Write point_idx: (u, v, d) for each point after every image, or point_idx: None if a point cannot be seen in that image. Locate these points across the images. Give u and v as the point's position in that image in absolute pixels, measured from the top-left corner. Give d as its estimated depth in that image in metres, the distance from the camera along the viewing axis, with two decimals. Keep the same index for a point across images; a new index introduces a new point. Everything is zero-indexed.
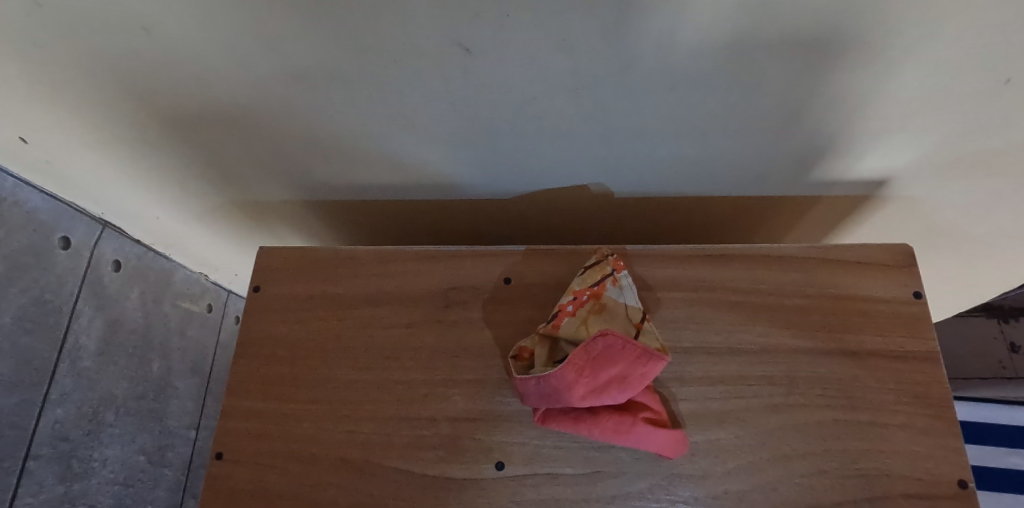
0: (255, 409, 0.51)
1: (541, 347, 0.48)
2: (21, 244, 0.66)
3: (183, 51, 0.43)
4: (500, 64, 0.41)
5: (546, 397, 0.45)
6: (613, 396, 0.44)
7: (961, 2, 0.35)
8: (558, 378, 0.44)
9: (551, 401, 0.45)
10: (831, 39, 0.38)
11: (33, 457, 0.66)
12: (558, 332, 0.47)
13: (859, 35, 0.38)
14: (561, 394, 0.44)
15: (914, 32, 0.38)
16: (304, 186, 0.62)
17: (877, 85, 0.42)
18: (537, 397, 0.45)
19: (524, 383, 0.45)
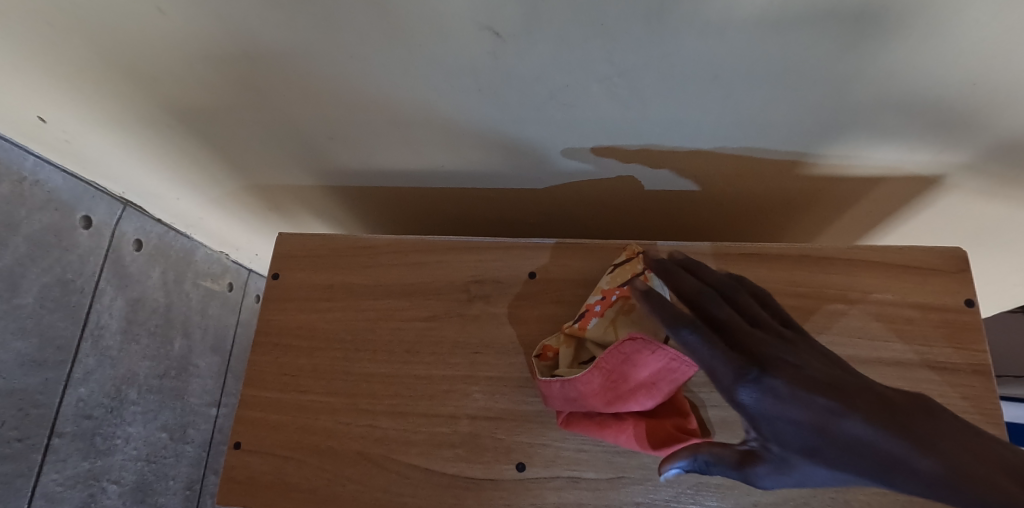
0: (273, 400, 0.50)
1: (566, 348, 0.46)
2: (43, 223, 0.64)
3: (202, 29, 0.40)
4: (533, 49, 0.39)
5: (572, 399, 0.43)
6: (642, 402, 0.42)
7: None
8: (585, 379, 0.42)
9: (576, 404, 0.43)
10: (911, 26, 0.34)
11: (58, 434, 0.64)
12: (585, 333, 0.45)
13: (943, 22, 0.33)
14: (588, 397, 0.42)
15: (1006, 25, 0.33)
16: (324, 170, 0.61)
17: (947, 82, 0.39)
18: (561, 399, 0.44)
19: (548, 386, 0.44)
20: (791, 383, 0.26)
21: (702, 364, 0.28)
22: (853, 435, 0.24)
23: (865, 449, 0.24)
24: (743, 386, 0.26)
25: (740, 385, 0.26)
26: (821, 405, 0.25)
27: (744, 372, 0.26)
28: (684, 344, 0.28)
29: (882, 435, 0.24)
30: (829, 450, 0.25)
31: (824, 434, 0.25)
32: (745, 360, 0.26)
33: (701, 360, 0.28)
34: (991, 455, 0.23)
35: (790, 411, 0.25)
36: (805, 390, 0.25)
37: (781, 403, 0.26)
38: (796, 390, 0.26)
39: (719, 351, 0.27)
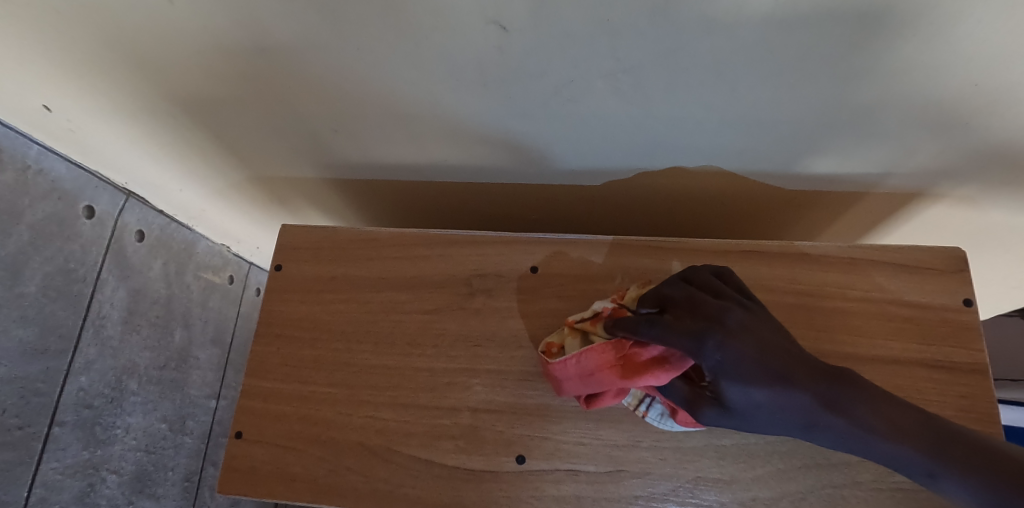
0: (274, 390, 0.51)
1: (571, 338, 0.45)
2: (46, 212, 0.64)
3: (209, 19, 0.40)
4: (539, 43, 0.39)
5: (583, 376, 0.42)
6: (659, 375, 0.38)
7: None
8: (593, 351, 0.41)
9: (589, 381, 0.42)
10: (916, 26, 0.34)
11: (58, 423, 0.64)
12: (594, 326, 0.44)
13: (949, 21, 0.34)
14: (597, 370, 0.41)
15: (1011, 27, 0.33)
16: (328, 163, 0.61)
17: (949, 84, 0.39)
18: (573, 377, 0.42)
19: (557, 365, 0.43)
20: (742, 353, 0.34)
21: (669, 338, 0.36)
22: (793, 398, 0.33)
23: (798, 408, 0.33)
24: (703, 355, 0.34)
25: (703, 348, 0.34)
26: (772, 375, 0.33)
27: (701, 342, 0.34)
28: (655, 325, 0.37)
29: (812, 396, 0.33)
30: (773, 407, 0.34)
31: (773, 397, 0.33)
32: (704, 329, 0.35)
33: (670, 336, 0.36)
34: (912, 425, 0.32)
35: (746, 372, 0.34)
36: (755, 357, 0.34)
37: (741, 364, 0.34)
38: (751, 354, 0.34)
39: (678, 329, 0.35)
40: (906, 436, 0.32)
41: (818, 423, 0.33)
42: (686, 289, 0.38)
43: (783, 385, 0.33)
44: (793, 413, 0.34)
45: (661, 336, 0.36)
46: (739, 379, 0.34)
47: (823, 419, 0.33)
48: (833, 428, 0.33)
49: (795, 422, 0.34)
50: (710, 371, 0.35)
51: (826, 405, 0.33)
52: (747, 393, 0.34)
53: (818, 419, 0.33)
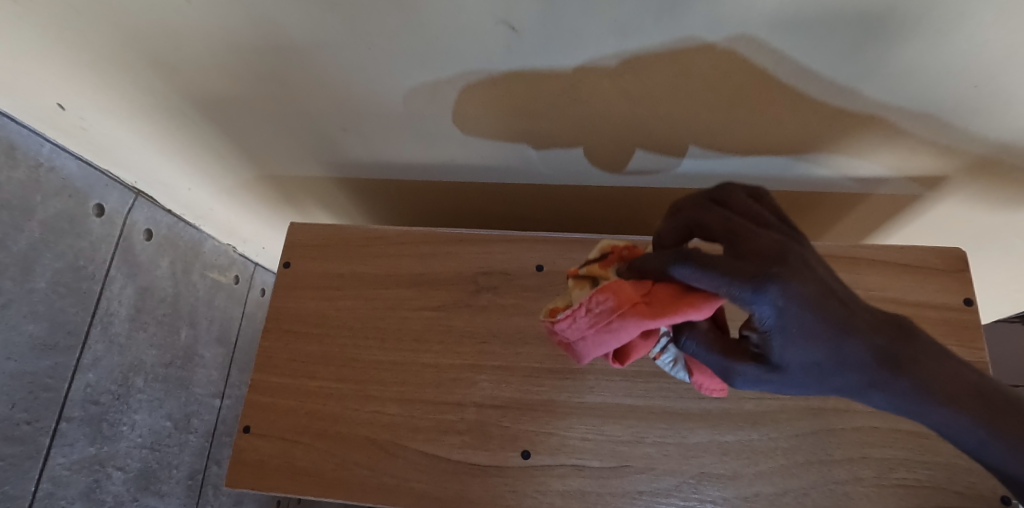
0: (282, 385, 0.51)
1: (580, 289, 0.39)
2: (57, 209, 0.65)
3: (225, 19, 0.41)
4: (547, 44, 0.40)
5: (603, 326, 0.33)
6: (699, 306, 0.28)
7: None
8: (612, 291, 0.32)
9: (610, 331, 0.33)
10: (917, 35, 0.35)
11: (66, 418, 0.65)
12: (608, 271, 0.38)
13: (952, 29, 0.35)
14: (617, 315, 0.32)
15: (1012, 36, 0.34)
16: (336, 162, 0.62)
17: (946, 90, 0.40)
18: (589, 331, 0.34)
19: (570, 319, 0.34)
20: (807, 301, 0.24)
21: (716, 280, 0.25)
22: (855, 355, 0.25)
23: (859, 366, 0.25)
24: (757, 303, 0.24)
25: (760, 299, 0.24)
26: (841, 329, 0.24)
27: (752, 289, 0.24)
28: (695, 264, 0.26)
29: (873, 353, 0.25)
30: (834, 371, 0.25)
31: (837, 357, 0.25)
32: (761, 270, 0.24)
33: (718, 278, 0.25)
34: (961, 377, 0.25)
35: (812, 323, 0.24)
36: (821, 304, 0.24)
37: (802, 316, 0.24)
38: (814, 301, 0.24)
39: (736, 271, 0.24)
40: (956, 394, 0.25)
41: (877, 387, 0.25)
42: (721, 215, 0.29)
43: (844, 341, 0.25)
44: (856, 377, 0.25)
45: (708, 278, 0.25)
46: (802, 335, 0.24)
47: (884, 380, 0.25)
48: (893, 391, 0.25)
49: (850, 387, 0.26)
50: (763, 328, 0.25)
51: (887, 364, 0.25)
52: (806, 353, 0.25)
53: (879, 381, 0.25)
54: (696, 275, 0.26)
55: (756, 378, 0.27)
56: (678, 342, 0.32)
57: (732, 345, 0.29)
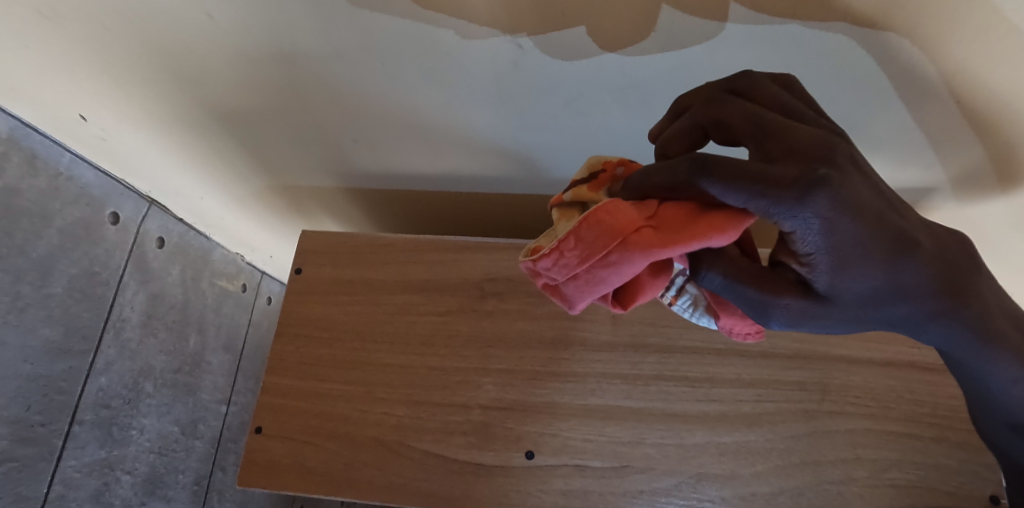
0: (293, 387, 0.53)
1: (567, 220, 0.34)
2: (74, 216, 0.66)
3: (247, 37, 0.43)
4: (551, 60, 0.42)
5: (597, 260, 0.28)
6: (723, 227, 0.25)
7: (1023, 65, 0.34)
8: (608, 214, 0.28)
9: (607, 266, 0.28)
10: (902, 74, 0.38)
11: (77, 421, 0.66)
12: (599, 194, 0.34)
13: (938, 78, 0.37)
14: (615, 245, 0.27)
15: (995, 93, 0.36)
16: (346, 172, 0.64)
17: (928, 123, 0.42)
18: (579, 267, 0.29)
19: (556, 252, 0.29)
20: (854, 212, 0.21)
21: (746, 196, 0.22)
22: (908, 277, 0.24)
23: (912, 290, 0.24)
24: (797, 219, 0.22)
25: (806, 210, 0.21)
26: (892, 247, 0.23)
27: (797, 199, 0.21)
28: (719, 178, 0.22)
29: (926, 273, 0.24)
30: (888, 296, 0.24)
31: (892, 277, 0.23)
32: (809, 177, 0.21)
33: (751, 193, 0.22)
34: (997, 304, 0.26)
35: (861, 241, 0.22)
36: (869, 217, 0.22)
37: (852, 228, 0.22)
38: (862, 210, 0.22)
39: (772, 182, 0.21)
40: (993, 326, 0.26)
41: (927, 309, 0.25)
42: (743, 109, 0.25)
43: (901, 260, 0.23)
44: (909, 301, 0.24)
45: (736, 193, 0.22)
46: (851, 255, 0.22)
47: (937, 305, 0.24)
48: (943, 317, 0.25)
49: (903, 313, 0.24)
50: (809, 244, 0.22)
51: (940, 287, 0.24)
52: (861, 278, 0.23)
53: (931, 306, 0.24)
54: (721, 191, 0.23)
55: (801, 315, 0.24)
56: (696, 276, 0.27)
57: (767, 280, 0.25)
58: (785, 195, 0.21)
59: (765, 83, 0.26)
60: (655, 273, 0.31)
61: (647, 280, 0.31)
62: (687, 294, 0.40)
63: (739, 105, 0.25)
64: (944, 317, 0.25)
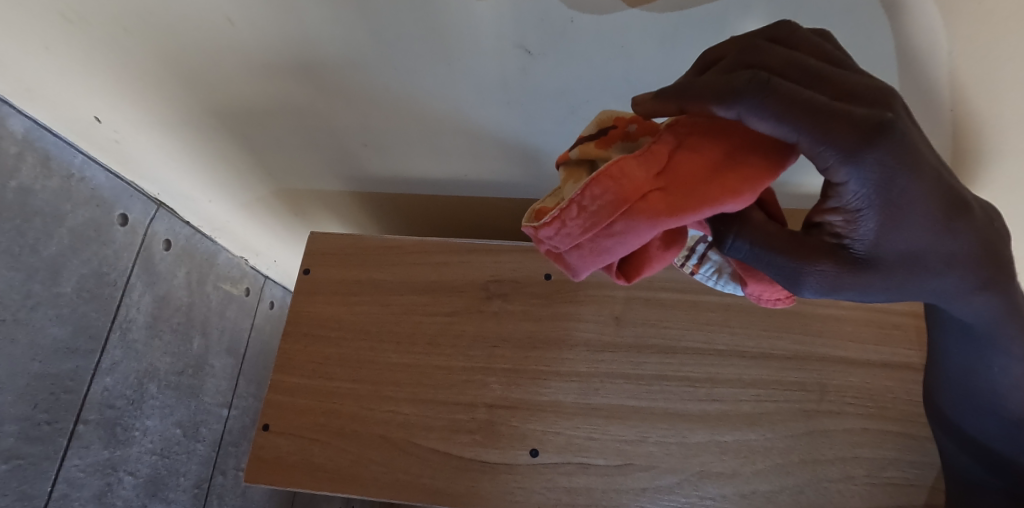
0: (301, 385, 0.53)
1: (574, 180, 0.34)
2: (85, 217, 0.67)
3: (264, 42, 0.45)
4: (559, 66, 0.44)
5: (602, 229, 0.29)
6: (735, 192, 0.27)
7: (1001, 55, 0.37)
8: (613, 181, 0.28)
9: (612, 236, 0.29)
10: (912, 79, 0.40)
11: (82, 421, 0.67)
12: (607, 150, 0.33)
13: (940, 77, 0.40)
14: (620, 213, 0.28)
15: (973, 82, 0.40)
16: (354, 176, 0.65)
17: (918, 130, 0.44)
18: (584, 236, 0.30)
19: (560, 223, 0.30)
20: (903, 166, 0.23)
21: (805, 135, 0.22)
22: (942, 237, 0.26)
23: (943, 249, 0.27)
24: (853, 167, 0.23)
25: (862, 163, 0.23)
26: (931, 207, 0.25)
27: (855, 153, 0.22)
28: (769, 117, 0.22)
29: (957, 234, 0.27)
30: (922, 254, 0.27)
31: (927, 237, 0.26)
32: (870, 130, 0.22)
33: (812, 132, 0.22)
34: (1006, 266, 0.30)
35: (908, 195, 0.24)
36: (917, 172, 0.24)
37: (900, 185, 0.24)
38: (912, 167, 0.24)
39: (833, 124, 0.22)
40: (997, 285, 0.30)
41: (951, 269, 0.28)
42: (789, 55, 0.24)
43: (938, 222, 0.26)
44: (941, 259, 0.27)
45: (794, 130, 0.22)
46: (894, 209, 0.24)
47: (960, 263, 0.28)
48: (964, 274, 0.29)
49: (933, 269, 0.28)
50: (860, 195, 0.24)
51: (967, 248, 0.27)
52: (901, 235, 0.25)
53: (957, 263, 0.28)
54: (776, 127, 0.22)
55: (835, 277, 0.27)
56: (722, 245, 0.30)
57: (800, 245, 0.27)
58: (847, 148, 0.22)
59: (801, 35, 0.26)
60: (663, 243, 0.33)
61: (653, 247, 0.33)
62: (708, 261, 0.45)
63: (775, 52, 0.25)
64: (964, 272, 0.28)
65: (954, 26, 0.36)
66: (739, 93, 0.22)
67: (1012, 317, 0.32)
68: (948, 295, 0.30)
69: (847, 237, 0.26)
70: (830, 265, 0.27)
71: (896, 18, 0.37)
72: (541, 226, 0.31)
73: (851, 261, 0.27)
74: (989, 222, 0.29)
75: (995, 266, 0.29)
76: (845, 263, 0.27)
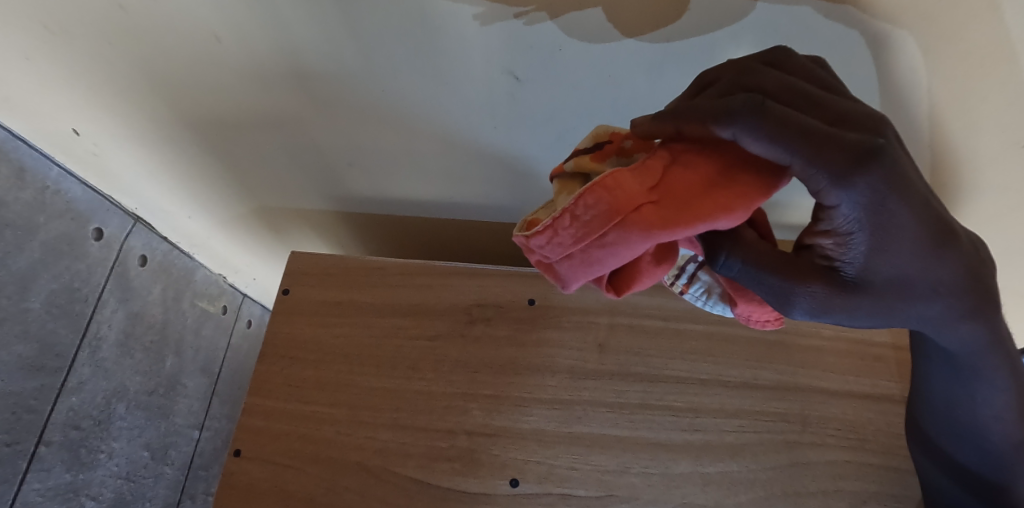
0: (276, 409, 0.52)
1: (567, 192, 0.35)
2: (59, 231, 0.66)
3: (250, 59, 0.45)
4: (546, 93, 0.44)
5: (594, 239, 0.29)
6: (727, 209, 0.27)
7: (975, 96, 0.39)
8: (607, 191, 0.28)
9: (603, 247, 0.29)
10: (894, 114, 0.42)
11: (45, 442, 0.65)
12: (602, 164, 0.34)
13: (920, 113, 0.41)
14: (613, 224, 0.28)
15: (948, 120, 0.41)
16: (339, 196, 0.65)
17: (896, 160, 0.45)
18: (575, 246, 0.30)
19: (551, 231, 0.30)
20: (895, 193, 0.24)
21: (798, 158, 0.23)
22: (932, 264, 0.27)
23: (932, 276, 0.28)
24: (846, 192, 0.24)
25: (855, 187, 0.23)
26: (922, 234, 0.26)
27: (848, 177, 0.23)
28: (767, 138, 0.23)
29: (947, 262, 0.28)
30: (911, 279, 0.27)
31: (918, 264, 0.27)
32: (862, 156, 0.23)
33: (805, 155, 0.23)
34: (992, 296, 0.31)
35: (899, 221, 0.25)
36: (907, 198, 0.25)
37: (891, 211, 0.25)
38: (903, 194, 0.25)
39: (826, 147, 0.23)
40: (982, 316, 0.31)
41: (940, 296, 0.29)
42: (784, 79, 0.25)
43: (928, 249, 0.27)
44: (929, 285, 0.28)
45: (788, 153, 0.23)
46: (885, 234, 0.25)
47: (948, 290, 0.29)
48: (952, 302, 0.30)
49: (923, 296, 0.28)
50: (852, 218, 0.25)
51: (955, 276, 0.29)
52: (891, 261, 0.26)
53: (945, 291, 0.29)
54: (771, 149, 0.23)
55: (824, 301, 0.28)
56: (713, 263, 0.30)
57: (792, 266, 0.28)
58: (842, 172, 0.23)
59: (797, 60, 0.27)
60: (654, 258, 0.33)
61: (643, 261, 0.33)
62: (699, 282, 0.47)
63: (771, 76, 0.26)
64: (951, 300, 0.29)
65: (937, 68, 0.37)
66: (735, 115, 0.23)
67: (996, 346, 0.33)
68: (935, 322, 0.31)
69: (838, 260, 0.27)
70: (821, 286, 0.28)
71: (879, 56, 0.38)
72: (533, 233, 0.31)
73: (841, 283, 0.27)
74: (975, 251, 0.30)
75: (982, 296, 0.30)
76: (836, 284, 0.27)
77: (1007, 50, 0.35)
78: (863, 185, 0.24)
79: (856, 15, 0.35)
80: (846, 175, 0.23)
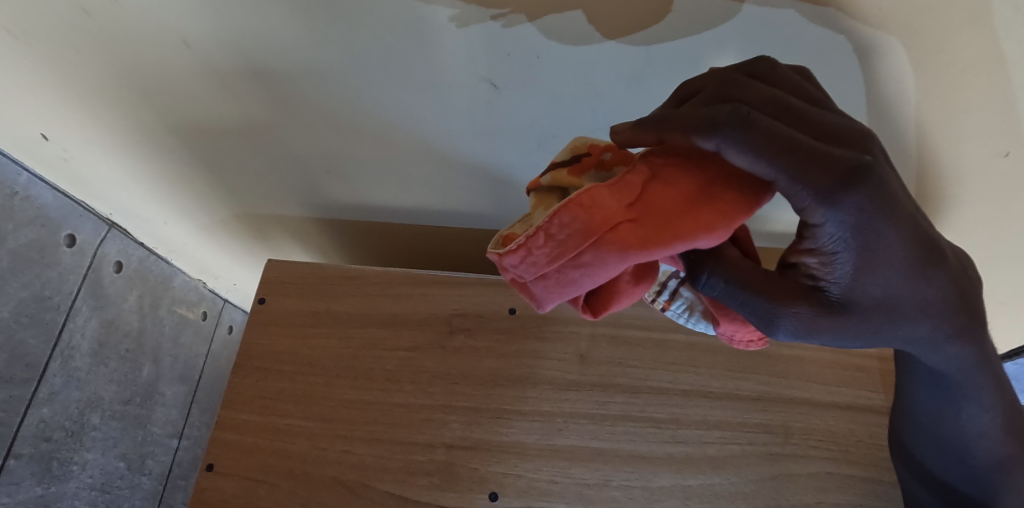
0: (250, 423, 0.50)
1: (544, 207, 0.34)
2: (28, 238, 0.65)
3: (219, 66, 0.43)
4: (524, 101, 0.43)
5: (569, 259, 0.28)
6: (709, 227, 0.26)
7: (955, 107, 0.38)
8: (583, 209, 0.27)
9: (579, 267, 0.28)
10: (878, 125, 0.41)
11: (14, 455, 0.63)
12: (579, 178, 0.33)
13: (901, 123, 0.41)
14: (590, 243, 0.27)
15: (929, 130, 0.40)
16: (318, 204, 0.64)
17: None
18: (550, 265, 0.29)
19: (525, 250, 0.29)
20: (881, 213, 0.24)
21: (783, 174, 0.22)
22: (918, 284, 0.27)
23: (918, 296, 0.27)
24: (831, 210, 0.23)
25: (840, 205, 0.23)
26: (908, 254, 0.26)
27: (833, 196, 0.23)
28: (751, 152, 0.22)
29: (933, 283, 0.27)
30: (898, 300, 0.27)
31: (904, 284, 0.27)
32: (846, 174, 0.22)
33: (790, 171, 0.22)
34: (980, 315, 0.31)
35: (884, 242, 0.25)
36: (892, 219, 0.24)
37: (876, 231, 0.24)
38: (889, 214, 0.24)
39: (811, 164, 0.22)
40: (970, 336, 0.31)
41: (926, 317, 0.28)
42: (767, 92, 0.24)
43: (914, 270, 0.26)
44: (915, 307, 0.28)
45: (773, 169, 0.22)
46: (870, 255, 0.25)
47: (935, 311, 0.28)
48: (940, 323, 0.29)
49: (909, 317, 0.28)
50: (836, 238, 0.24)
51: (942, 297, 0.28)
52: (877, 281, 0.26)
53: (932, 311, 0.28)
54: (755, 164, 0.22)
55: (809, 323, 0.27)
56: (695, 282, 0.29)
57: (776, 287, 0.27)
58: (827, 190, 0.22)
59: (780, 72, 0.27)
60: (633, 277, 0.32)
61: (622, 281, 0.32)
62: (680, 298, 0.45)
63: (754, 87, 0.25)
64: (938, 321, 0.29)
65: (917, 78, 0.37)
66: (719, 126, 0.22)
67: (984, 366, 0.33)
68: (922, 342, 0.30)
69: (823, 279, 0.27)
70: (805, 307, 0.27)
71: (866, 66, 0.37)
72: (505, 251, 0.30)
73: (826, 303, 0.27)
74: (962, 271, 0.29)
75: (970, 316, 0.30)
76: (820, 305, 0.27)
77: (986, 60, 0.35)
78: (848, 204, 0.23)
79: (835, 26, 0.34)
80: (831, 193, 0.23)
